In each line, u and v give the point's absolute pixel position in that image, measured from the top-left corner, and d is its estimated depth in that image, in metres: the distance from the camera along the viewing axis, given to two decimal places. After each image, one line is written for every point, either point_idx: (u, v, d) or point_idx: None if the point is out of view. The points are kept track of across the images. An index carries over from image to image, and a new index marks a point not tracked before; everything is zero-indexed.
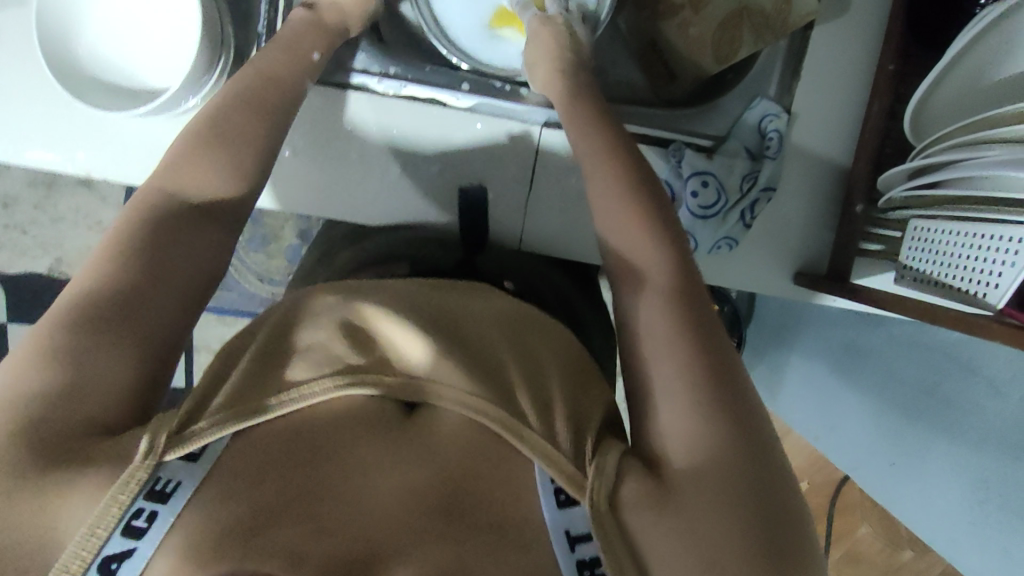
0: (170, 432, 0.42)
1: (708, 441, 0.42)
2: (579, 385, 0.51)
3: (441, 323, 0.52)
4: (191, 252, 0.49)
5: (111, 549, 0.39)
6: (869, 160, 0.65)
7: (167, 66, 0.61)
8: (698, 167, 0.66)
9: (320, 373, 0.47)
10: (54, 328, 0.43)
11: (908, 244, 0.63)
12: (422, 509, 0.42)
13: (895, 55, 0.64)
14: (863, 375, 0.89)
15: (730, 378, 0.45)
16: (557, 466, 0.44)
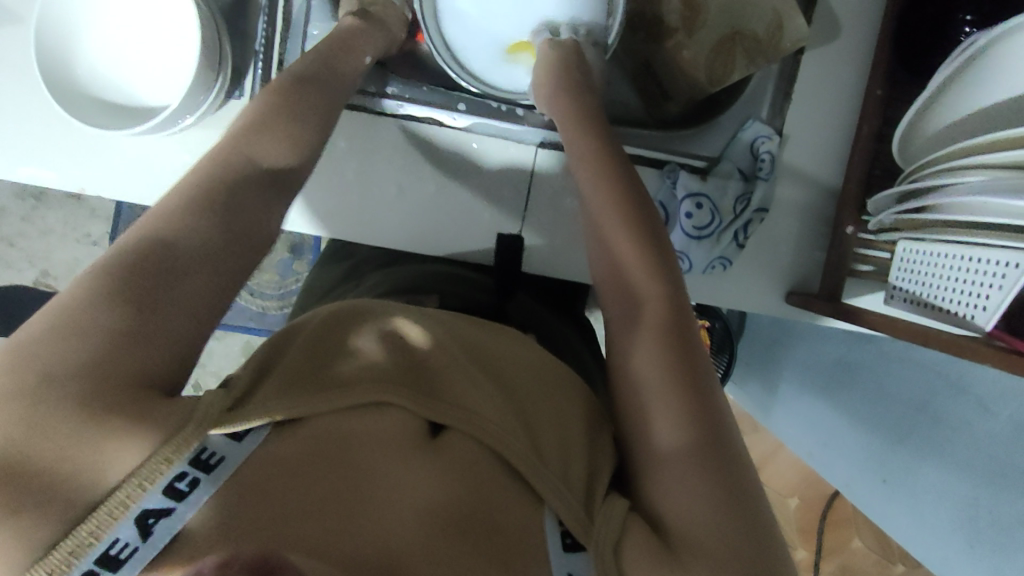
0: (221, 410, 0.41)
1: (703, 492, 0.43)
2: (595, 421, 0.51)
3: (468, 352, 0.51)
4: (246, 219, 0.47)
5: (150, 506, 0.37)
6: (860, 182, 0.66)
7: (167, 84, 0.61)
8: (692, 188, 0.67)
9: (360, 379, 0.45)
10: (103, 273, 0.41)
11: (897, 272, 0.66)
12: (446, 527, 0.39)
13: (883, 80, 0.65)
14: (854, 392, 0.90)
15: (719, 429, 0.45)
16: (567, 504, 0.43)
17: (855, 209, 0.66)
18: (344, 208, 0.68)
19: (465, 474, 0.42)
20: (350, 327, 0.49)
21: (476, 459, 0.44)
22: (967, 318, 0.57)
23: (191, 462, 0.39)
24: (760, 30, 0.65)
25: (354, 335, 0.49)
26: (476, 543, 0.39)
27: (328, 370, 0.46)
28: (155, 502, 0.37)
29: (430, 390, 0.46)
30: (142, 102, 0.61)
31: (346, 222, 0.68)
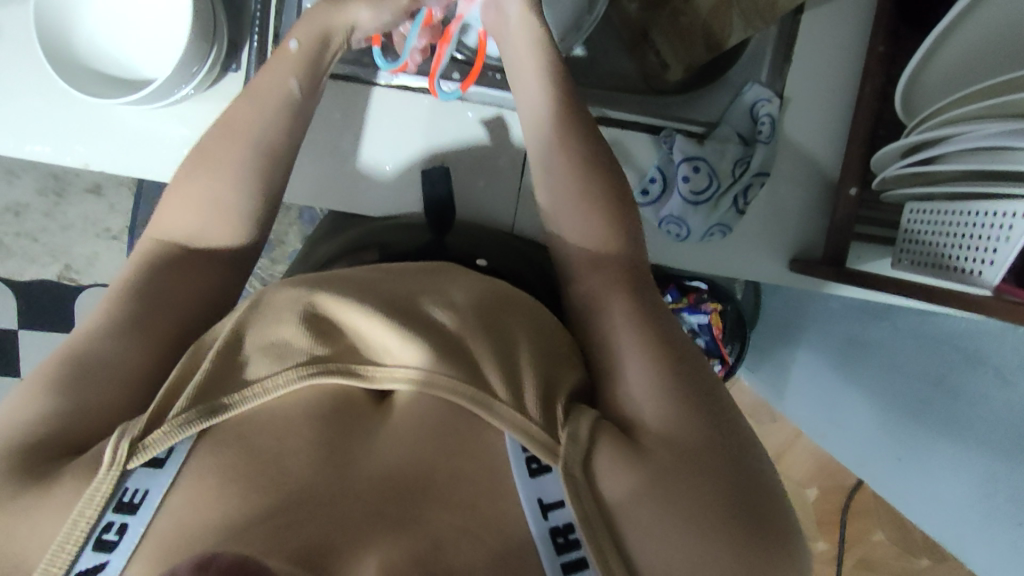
0: (132, 439, 0.37)
1: (677, 405, 0.41)
2: (554, 358, 0.45)
3: (392, 300, 0.44)
4: (176, 294, 0.48)
5: (83, 565, 0.35)
6: (863, 142, 0.64)
7: (161, 54, 0.61)
8: (689, 152, 0.65)
9: (282, 365, 0.41)
10: (63, 360, 0.42)
11: (903, 235, 0.64)
12: (392, 502, 0.37)
13: (885, 37, 0.63)
14: (865, 371, 0.87)
15: (690, 352, 0.45)
16: (528, 437, 0.39)
17: (858, 171, 0.64)
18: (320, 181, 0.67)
19: (421, 424, 0.40)
20: (261, 314, 0.42)
21: (430, 408, 0.41)
22: (972, 276, 0.55)
23: (115, 508, 0.36)
24: None
25: (255, 326, 0.42)
26: (436, 502, 0.38)
27: (240, 369, 0.40)
28: (87, 559, 0.35)
29: (368, 361, 0.42)
30: (138, 74, 0.62)
31: (327, 193, 0.67)
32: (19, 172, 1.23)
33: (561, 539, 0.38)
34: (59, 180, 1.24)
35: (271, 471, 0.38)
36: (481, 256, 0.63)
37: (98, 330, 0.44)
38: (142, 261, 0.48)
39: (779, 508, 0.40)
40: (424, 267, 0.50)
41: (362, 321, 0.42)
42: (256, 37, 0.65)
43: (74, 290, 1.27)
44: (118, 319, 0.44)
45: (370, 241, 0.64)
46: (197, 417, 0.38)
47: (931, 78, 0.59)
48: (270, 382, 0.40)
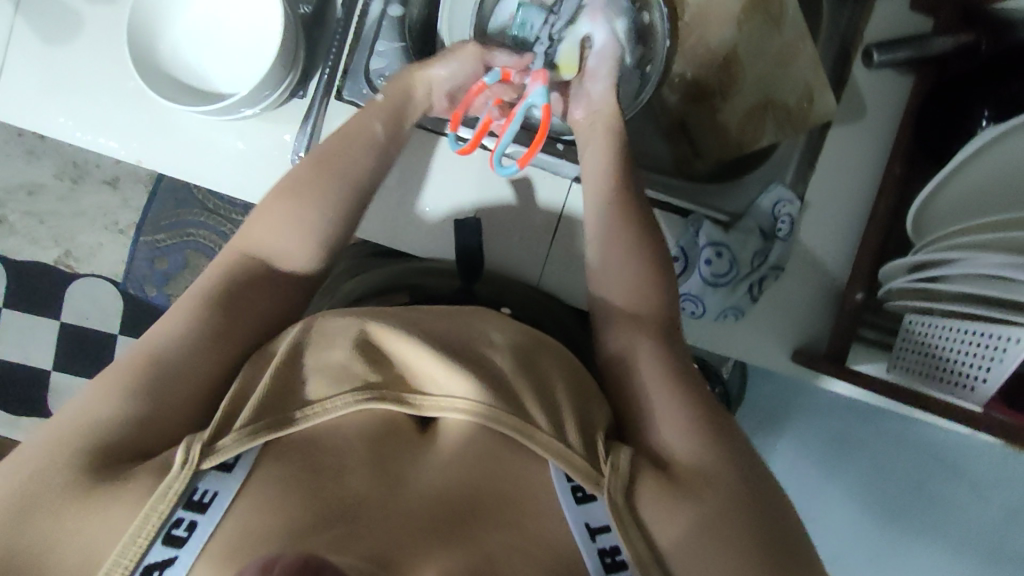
0: (203, 443, 0.43)
1: (707, 453, 0.48)
2: (588, 399, 0.51)
3: (437, 333, 0.50)
4: (243, 307, 0.54)
5: (152, 558, 0.41)
6: (873, 253, 0.69)
7: (238, 72, 0.65)
8: (714, 238, 0.71)
9: (341, 389, 0.47)
10: (137, 369, 0.48)
11: (901, 343, 0.68)
12: (436, 523, 0.43)
13: (903, 160, 0.69)
14: (849, 469, 0.93)
15: (713, 407, 0.51)
16: (572, 465, 0.45)
17: (866, 279, 0.69)
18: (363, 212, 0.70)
19: (471, 454, 0.47)
20: (317, 339, 0.49)
21: (478, 438, 0.47)
22: (965, 389, 0.60)
23: (186, 506, 0.42)
24: (791, 101, 0.71)
25: (313, 351, 0.49)
26: (486, 524, 0.44)
27: (300, 392, 0.47)
28: (157, 553, 0.41)
29: (418, 392, 0.48)
30: (212, 86, 0.66)
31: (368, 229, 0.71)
32: (41, 154, 1.24)
33: (609, 560, 0.44)
34: (79, 168, 1.24)
35: (347, 481, 0.45)
36: (506, 304, 0.67)
37: (174, 340, 0.50)
38: (219, 274, 0.56)
39: (798, 548, 0.46)
40: (461, 309, 0.54)
41: (409, 350, 0.49)
42: (327, 69, 0.69)
43: (70, 277, 1.26)
44: (187, 332, 0.51)
45: (401, 283, 0.69)
46: (265, 428, 0.45)
47: (943, 203, 0.64)
48: (331, 402, 0.47)
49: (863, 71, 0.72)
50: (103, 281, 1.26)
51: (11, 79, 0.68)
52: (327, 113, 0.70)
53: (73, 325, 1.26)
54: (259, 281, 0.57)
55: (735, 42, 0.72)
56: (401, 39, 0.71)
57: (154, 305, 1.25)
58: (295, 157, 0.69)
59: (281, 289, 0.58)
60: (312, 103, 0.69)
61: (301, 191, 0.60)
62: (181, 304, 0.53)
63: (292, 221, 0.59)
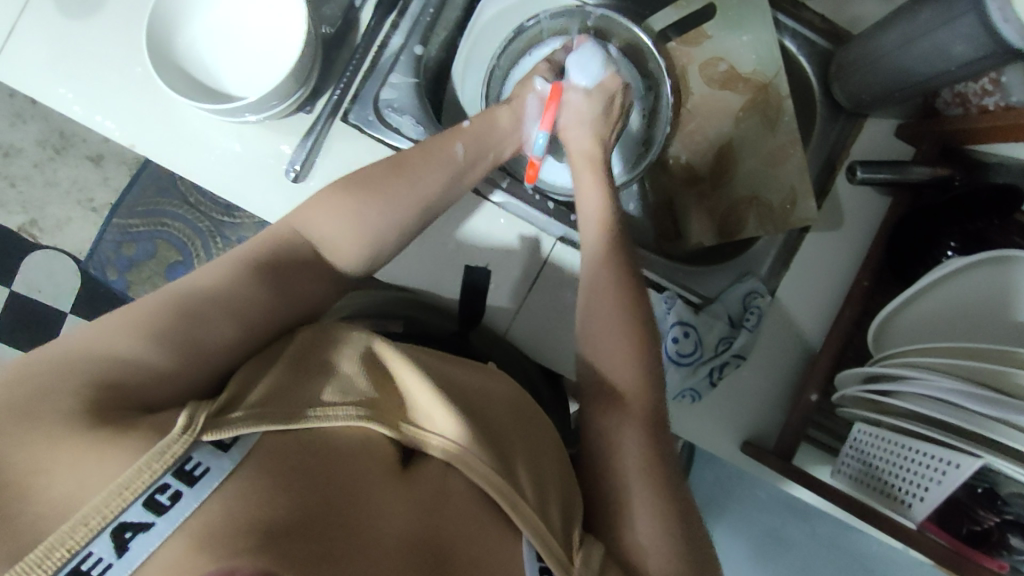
0: (206, 417, 0.40)
1: (670, 555, 0.50)
2: (568, 482, 0.51)
3: (436, 373, 0.50)
4: (290, 287, 0.53)
5: (129, 517, 0.36)
6: (832, 358, 0.71)
7: (251, 80, 0.66)
8: (684, 318, 0.72)
9: (344, 399, 0.45)
10: (158, 316, 0.46)
11: (848, 448, 0.70)
12: (409, 563, 0.40)
13: (871, 273, 0.72)
14: (782, 565, 0.98)
15: (682, 504, 0.52)
16: (546, 544, 0.45)
17: (822, 380, 0.71)
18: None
19: (451, 504, 0.45)
20: (322, 346, 0.49)
21: (458, 494, 0.46)
22: (904, 504, 0.60)
23: (176, 473, 0.37)
24: (775, 201, 0.74)
25: (318, 356, 0.48)
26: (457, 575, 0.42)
27: (304, 394, 0.45)
28: (133, 514, 0.36)
29: (414, 424, 0.46)
30: (222, 86, 0.66)
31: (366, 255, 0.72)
32: (28, 118, 1.22)
33: None
34: (65, 138, 1.23)
35: (333, 489, 0.42)
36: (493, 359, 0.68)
37: (219, 301, 0.48)
38: (281, 238, 0.55)
39: None
40: (463, 360, 0.55)
41: (411, 382, 0.48)
42: (338, 90, 0.71)
43: (30, 245, 1.23)
44: (222, 296, 0.49)
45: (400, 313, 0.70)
46: (269, 420, 0.42)
47: (903, 321, 0.67)
48: (333, 410, 0.44)
49: (845, 184, 0.76)
50: (62, 256, 1.22)
51: (19, 42, 0.68)
52: (329, 132, 0.70)
53: (23, 295, 1.23)
54: (305, 264, 0.55)
55: (731, 136, 0.78)
56: (415, 75, 0.73)
57: (111, 289, 1.21)
58: (290, 169, 0.69)
59: (322, 281, 0.56)
60: (316, 120, 0.70)
61: (314, 200, 0.57)
62: (225, 262, 0.51)
63: (331, 229, 0.56)
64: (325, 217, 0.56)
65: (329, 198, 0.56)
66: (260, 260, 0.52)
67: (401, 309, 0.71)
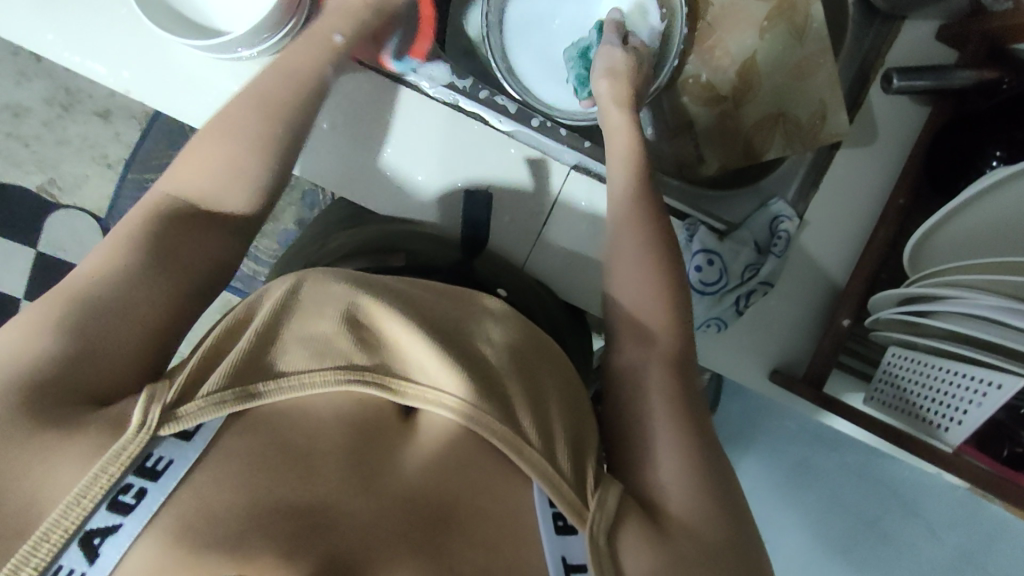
0: (163, 407, 0.38)
1: (695, 494, 0.44)
2: (578, 415, 0.47)
3: (428, 320, 0.46)
4: (199, 241, 0.49)
5: (95, 523, 0.35)
6: (865, 281, 0.68)
7: (240, 16, 0.64)
8: (708, 244, 0.68)
9: (320, 364, 0.42)
10: (65, 308, 0.42)
11: (881, 374, 0.68)
12: (407, 529, 0.38)
13: (907, 191, 0.67)
14: (811, 496, 0.92)
15: (705, 432, 0.48)
16: (558, 489, 0.41)
17: (855, 305, 0.68)
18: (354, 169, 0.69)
19: (453, 457, 0.42)
20: (304, 305, 0.44)
21: (462, 439, 0.42)
22: (941, 429, 0.59)
23: (137, 471, 0.37)
24: (804, 117, 0.70)
25: (289, 319, 0.43)
26: (460, 537, 0.40)
27: (273, 359, 0.42)
28: (100, 519, 0.36)
29: (404, 377, 0.43)
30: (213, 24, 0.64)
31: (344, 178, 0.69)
32: (32, 75, 1.20)
33: None
34: (71, 95, 1.21)
35: (318, 463, 0.40)
36: (503, 287, 0.64)
37: (119, 275, 0.44)
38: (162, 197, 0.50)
39: None
40: (447, 292, 0.51)
41: (398, 333, 0.44)
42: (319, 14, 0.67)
43: (50, 206, 1.23)
44: (129, 267, 0.45)
45: (397, 245, 0.66)
46: (236, 397, 0.40)
47: (944, 238, 0.63)
48: (308, 377, 0.41)
49: (879, 94, 0.70)
50: (83, 215, 1.23)
51: None
52: None
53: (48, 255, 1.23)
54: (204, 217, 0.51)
55: (754, 50, 0.72)
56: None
57: None
58: None
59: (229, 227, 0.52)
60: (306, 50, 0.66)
61: (208, 143, 0.53)
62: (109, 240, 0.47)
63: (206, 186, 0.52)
64: (194, 171, 0.52)
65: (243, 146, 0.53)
66: (142, 236, 0.47)
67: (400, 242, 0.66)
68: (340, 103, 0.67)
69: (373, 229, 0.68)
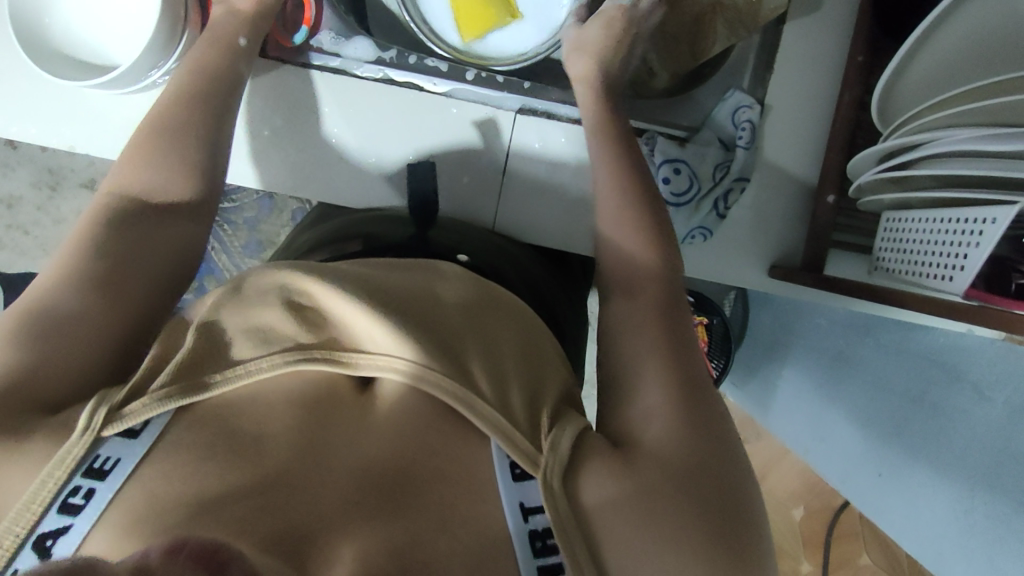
0: (107, 409, 0.40)
1: (675, 420, 0.44)
2: (531, 356, 0.49)
3: (374, 290, 0.46)
4: (152, 244, 0.52)
5: (47, 526, 0.37)
6: (842, 152, 0.64)
7: (130, 45, 0.66)
8: (671, 154, 0.67)
9: (267, 352, 0.43)
10: (18, 323, 0.45)
11: (880, 244, 0.64)
12: (363, 495, 0.39)
13: (864, 46, 0.64)
14: (850, 387, 0.88)
15: (691, 368, 0.47)
16: (514, 444, 0.41)
17: (836, 179, 0.65)
18: (306, 166, 0.70)
19: (408, 420, 0.42)
20: (243, 298, 0.45)
21: (415, 401, 0.43)
22: (945, 280, 0.54)
23: (84, 474, 0.38)
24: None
25: (231, 307, 0.44)
26: (417, 500, 0.39)
27: (224, 351, 0.43)
28: (51, 522, 0.37)
29: (353, 350, 0.44)
30: (107, 59, 0.66)
31: (298, 179, 0.71)
32: (14, 164, 1.24)
33: (539, 542, 0.40)
34: (55, 174, 1.24)
35: (268, 449, 0.40)
36: (463, 253, 0.62)
37: (63, 289, 0.47)
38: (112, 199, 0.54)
39: (755, 536, 0.41)
40: (406, 264, 0.54)
41: (341, 307, 0.44)
42: None
43: None
44: (72, 281, 0.47)
45: (355, 232, 0.65)
46: (178, 393, 0.41)
47: (911, 82, 0.59)
48: (258, 364, 0.43)
49: None
50: None
51: None
52: (258, 74, 0.68)
53: None
54: (155, 212, 0.54)
55: None
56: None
57: None
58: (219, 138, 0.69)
59: (180, 224, 0.55)
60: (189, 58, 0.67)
61: (147, 162, 0.56)
62: (60, 250, 0.50)
63: (153, 198, 0.55)
64: (146, 174, 0.55)
65: (161, 164, 0.56)
66: (88, 242, 0.50)
67: (359, 229, 0.66)
68: (271, 104, 0.69)
69: (338, 221, 0.68)
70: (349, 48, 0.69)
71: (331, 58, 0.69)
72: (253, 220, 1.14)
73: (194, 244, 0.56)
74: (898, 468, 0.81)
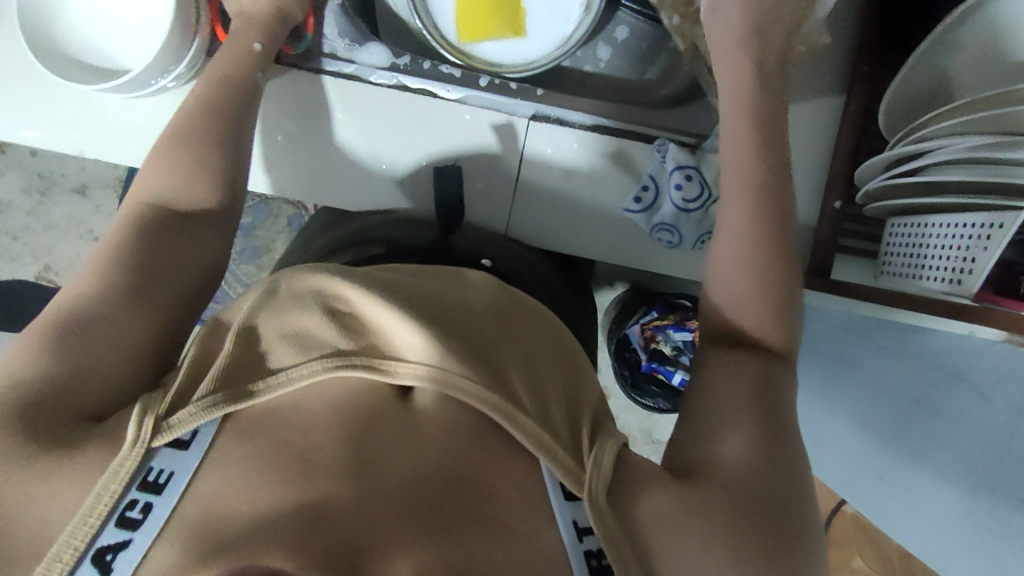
0: (156, 417, 0.40)
1: (742, 439, 0.44)
2: (565, 368, 0.51)
3: (414, 301, 0.47)
4: (175, 248, 0.52)
5: (105, 540, 0.37)
6: (848, 159, 0.66)
7: (138, 51, 0.65)
8: (682, 160, 0.66)
9: (308, 355, 0.43)
10: (48, 333, 0.45)
11: (885, 251, 0.66)
12: (415, 507, 0.39)
13: (869, 56, 0.66)
14: (848, 388, 0.90)
15: (769, 394, 0.47)
16: (557, 458, 0.42)
17: (843, 185, 0.66)
18: (315, 171, 0.71)
19: (450, 426, 0.43)
20: (280, 304, 0.46)
21: (446, 408, 0.43)
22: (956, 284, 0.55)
23: (140, 486, 0.38)
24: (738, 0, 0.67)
25: (268, 313, 0.45)
26: (468, 512, 0.40)
27: (256, 363, 0.43)
28: (110, 536, 0.37)
29: (388, 355, 0.44)
30: (115, 63, 0.66)
31: (309, 185, 0.71)
32: (4, 169, 1.22)
33: (595, 561, 0.40)
34: (46, 178, 1.22)
35: (317, 460, 0.40)
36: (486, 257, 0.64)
37: (95, 296, 0.47)
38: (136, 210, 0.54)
39: (810, 548, 0.42)
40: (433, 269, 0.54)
41: (382, 317, 0.45)
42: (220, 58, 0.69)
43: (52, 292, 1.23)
44: (101, 290, 0.47)
45: (379, 233, 0.67)
46: (225, 400, 0.41)
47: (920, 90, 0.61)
48: (297, 368, 0.43)
49: None
50: None
51: None
52: (278, 82, 0.69)
53: None
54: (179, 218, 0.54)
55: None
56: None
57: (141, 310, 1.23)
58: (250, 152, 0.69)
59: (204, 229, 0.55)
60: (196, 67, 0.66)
61: (169, 177, 0.56)
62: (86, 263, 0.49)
63: (178, 202, 0.55)
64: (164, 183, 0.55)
65: (182, 175, 0.56)
66: (115, 254, 0.49)
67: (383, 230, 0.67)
68: (283, 108, 0.69)
69: (352, 227, 0.69)
70: (363, 53, 0.69)
71: (343, 62, 0.69)
72: (248, 226, 1.14)
73: (216, 255, 0.55)
74: (899, 473, 0.85)
